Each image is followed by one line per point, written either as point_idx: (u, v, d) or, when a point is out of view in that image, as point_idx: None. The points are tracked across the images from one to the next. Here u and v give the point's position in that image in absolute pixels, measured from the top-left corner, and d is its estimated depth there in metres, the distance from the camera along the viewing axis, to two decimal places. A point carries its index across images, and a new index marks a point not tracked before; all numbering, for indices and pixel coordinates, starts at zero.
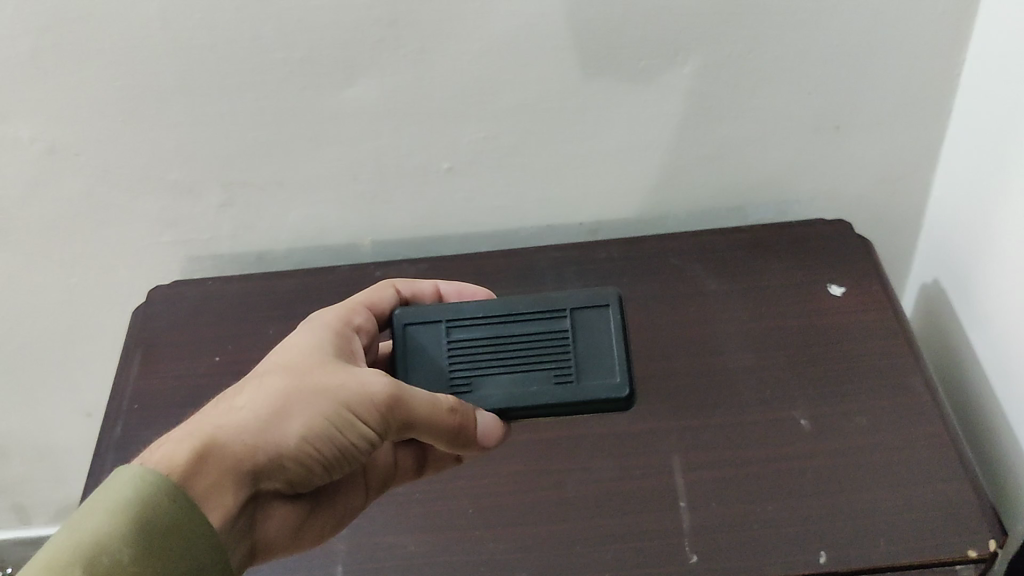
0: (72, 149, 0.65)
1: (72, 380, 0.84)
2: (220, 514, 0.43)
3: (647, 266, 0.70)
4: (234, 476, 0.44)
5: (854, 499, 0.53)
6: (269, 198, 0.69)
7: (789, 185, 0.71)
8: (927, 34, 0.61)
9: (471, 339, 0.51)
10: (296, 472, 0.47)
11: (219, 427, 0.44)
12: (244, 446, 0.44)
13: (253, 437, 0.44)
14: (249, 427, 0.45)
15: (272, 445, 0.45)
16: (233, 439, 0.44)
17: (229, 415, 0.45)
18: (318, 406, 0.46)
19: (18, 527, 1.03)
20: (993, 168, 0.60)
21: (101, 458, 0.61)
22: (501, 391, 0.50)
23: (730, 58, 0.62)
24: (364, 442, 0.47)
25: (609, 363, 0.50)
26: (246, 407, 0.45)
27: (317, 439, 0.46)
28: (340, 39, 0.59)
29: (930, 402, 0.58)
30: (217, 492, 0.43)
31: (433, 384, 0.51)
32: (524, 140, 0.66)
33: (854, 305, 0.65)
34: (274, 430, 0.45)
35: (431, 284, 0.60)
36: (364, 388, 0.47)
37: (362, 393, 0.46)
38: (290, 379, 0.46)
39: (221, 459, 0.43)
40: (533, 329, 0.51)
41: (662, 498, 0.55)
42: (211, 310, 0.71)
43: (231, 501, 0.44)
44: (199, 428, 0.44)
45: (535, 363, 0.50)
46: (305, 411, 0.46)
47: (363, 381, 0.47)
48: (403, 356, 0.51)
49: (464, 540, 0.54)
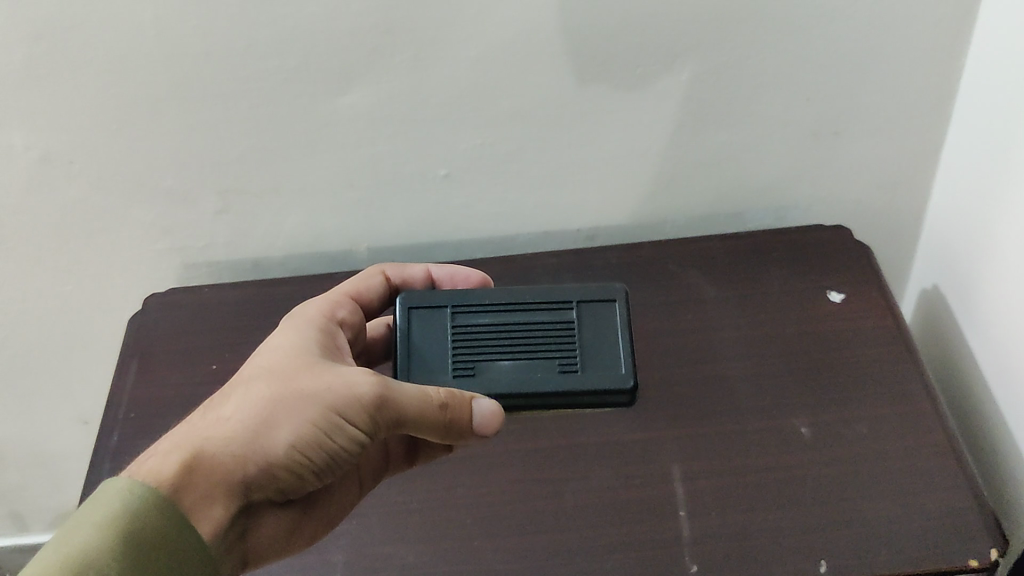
0: (66, 157, 0.64)
1: (68, 388, 0.84)
2: (211, 526, 0.43)
3: (647, 273, 0.70)
4: (222, 490, 0.44)
5: (855, 509, 0.53)
6: (265, 205, 0.69)
7: (788, 191, 0.71)
8: (927, 38, 0.60)
9: (477, 324, 0.48)
10: (287, 481, 0.47)
11: (206, 439, 0.44)
12: (232, 460, 0.44)
13: (240, 448, 0.44)
14: (237, 441, 0.44)
15: (261, 455, 0.45)
16: (218, 454, 0.44)
17: (217, 425, 0.45)
18: (303, 415, 0.45)
19: (17, 535, 1.03)
20: (993, 174, 0.59)
21: (96, 468, 0.61)
22: (504, 378, 0.47)
23: (728, 64, 0.61)
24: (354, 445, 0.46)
25: (614, 355, 0.47)
26: (233, 417, 0.45)
27: (303, 448, 0.45)
28: (335, 48, 0.59)
29: (930, 409, 0.58)
30: (204, 507, 0.43)
31: (433, 372, 0.47)
32: (521, 147, 0.66)
33: (853, 313, 0.65)
34: (260, 442, 0.45)
35: (424, 267, 0.59)
36: (350, 389, 0.45)
37: (349, 396, 0.45)
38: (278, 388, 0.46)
39: (207, 474, 0.43)
40: (540, 318, 0.48)
41: (661, 508, 0.54)
42: (208, 318, 0.70)
43: (222, 513, 0.44)
44: (186, 441, 0.44)
45: (540, 349, 0.47)
46: (291, 418, 0.45)
47: (349, 382, 0.45)
48: (406, 343, 0.48)
49: (462, 551, 0.54)
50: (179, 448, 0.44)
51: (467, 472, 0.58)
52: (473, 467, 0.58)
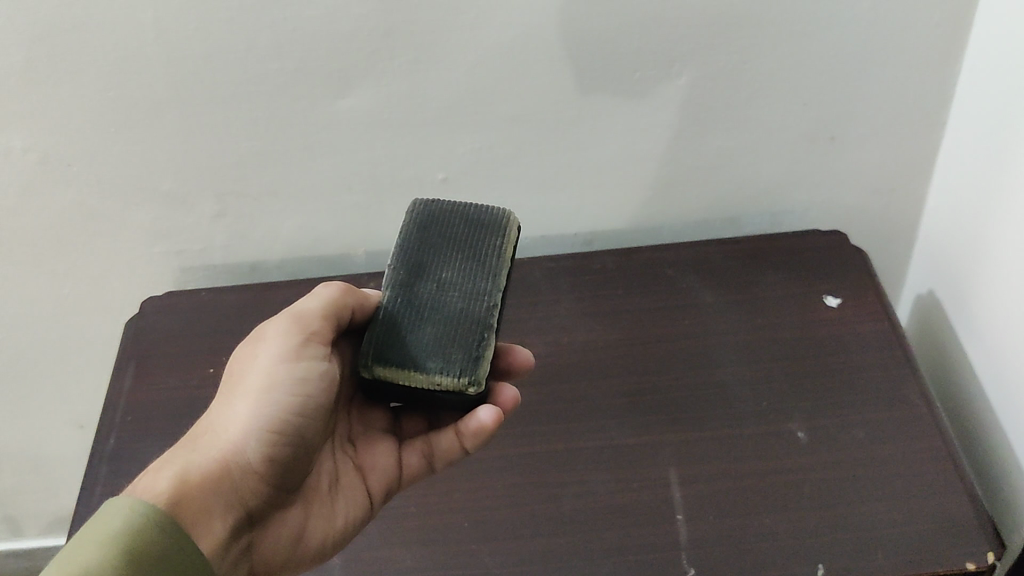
0: (63, 159, 0.64)
1: (63, 391, 0.84)
2: (209, 528, 0.44)
3: (644, 277, 0.70)
4: (218, 494, 0.45)
5: (853, 513, 0.53)
6: (262, 208, 0.69)
7: (784, 197, 0.71)
8: (924, 43, 0.61)
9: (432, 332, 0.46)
10: (280, 462, 0.47)
11: (189, 459, 0.46)
12: (212, 463, 0.45)
13: (219, 450, 0.46)
14: (213, 444, 0.46)
15: (233, 443, 0.46)
16: (203, 461, 0.46)
17: (196, 447, 0.47)
18: (253, 386, 0.47)
19: (11, 540, 1.03)
20: (989, 181, 0.60)
21: (94, 470, 0.61)
22: None
23: (726, 69, 0.62)
24: (312, 387, 0.47)
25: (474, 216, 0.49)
26: (207, 434, 0.47)
27: (269, 415, 0.46)
28: (333, 51, 0.59)
29: (926, 413, 0.58)
30: (210, 515, 0.44)
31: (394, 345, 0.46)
32: (520, 150, 0.66)
33: (850, 317, 0.65)
34: (230, 433, 0.47)
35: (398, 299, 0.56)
36: (278, 343, 0.48)
37: (282, 347, 0.48)
38: (231, 392, 0.49)
39: (199, 481, 0.45)
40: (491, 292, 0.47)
41: (659, 512, 0.54)
42: (205, 320, 0.70)
43: (221, 517, 0.45)
44: (171, 464, 0.46)
45: None
46: (248, 398, 0.47)
47: (274, 341, 0.48)
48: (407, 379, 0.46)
49: (461, 554, 0.54)
50: (166, 468, 0.45)
51: (465, 475, 0.58)
52: (471, 472, 0.58)
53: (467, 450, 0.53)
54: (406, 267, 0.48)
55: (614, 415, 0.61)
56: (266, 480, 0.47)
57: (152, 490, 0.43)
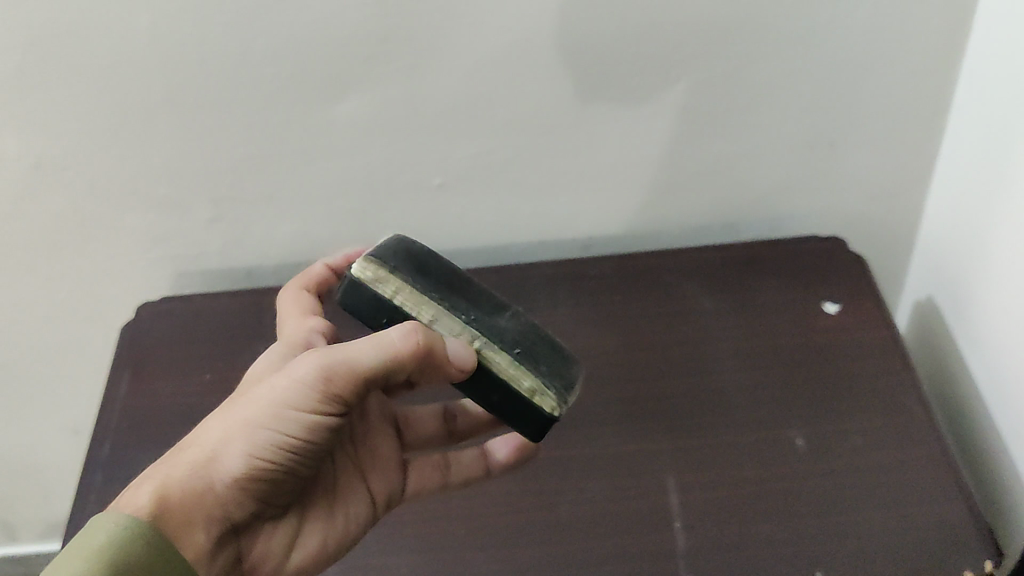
0: (60, 164, 0.64)
1: (58, 396, 0.83)
2: (189, 545, 0.44)
3: (641, 283, 0.70)
4: (200, 513, 0.44)
5: (850, 522, 0.52)
6: (258, 214, 0.69)
7: (782, 203, 0.71)
8: (921, 49, 0.61)
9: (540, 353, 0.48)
10: (267, 485, 0.47)
11: (173, 467, 0.45)
12: (196, 481, 0.44)
13: (201, 467, 0.44)
14: (200, 459, 0.45)
15: (219, 466, 0.45)
16: (185, 476, 0.44)
17: (182, 457, 0.45)
18: (256, 414, 0.45)
19: (6, 544, 1.02)
20: (988, 188, 0.59)
21: (89, 477, 0.60)
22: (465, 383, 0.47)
23: (722, 77, 0.62)
24: (313, 427, 0.45)
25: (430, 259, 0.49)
26: (196, 445, 0.45)
27: (264, 446, 0.45)
28: (330, 56, 0.59)
29: (925, 421, 0.58)
30: (191, 533, 0.44)
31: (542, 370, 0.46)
32: (518, 156, 0.66)
33: (848, 323, 0.65)
34: (219, 454, 0.45)
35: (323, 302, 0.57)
36: (295, 383, 0.44)
37: (295, 389, 0.44)
38: (236, 402, 0.46)
39: (181, 498, 0.44)
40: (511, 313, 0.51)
41: (656, 520, 0.54)
42: (200, 326, 0.70)
43: (202, 534, 0.44)
44: (156, 472, 0.45)
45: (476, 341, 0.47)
46: (245, 424, 0.45)
47: (294, 377, 0.44)
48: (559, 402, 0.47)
49: (457, 562, 0.53)
50: (152, 476, 0.44)
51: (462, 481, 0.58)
52: None
53: (489, 471, 0.57)
54: (474, 314, 0.47)
55: (611, 422, 0.60)
56: (254, 502, 0.47)
57: (135, 504, 0.43)
